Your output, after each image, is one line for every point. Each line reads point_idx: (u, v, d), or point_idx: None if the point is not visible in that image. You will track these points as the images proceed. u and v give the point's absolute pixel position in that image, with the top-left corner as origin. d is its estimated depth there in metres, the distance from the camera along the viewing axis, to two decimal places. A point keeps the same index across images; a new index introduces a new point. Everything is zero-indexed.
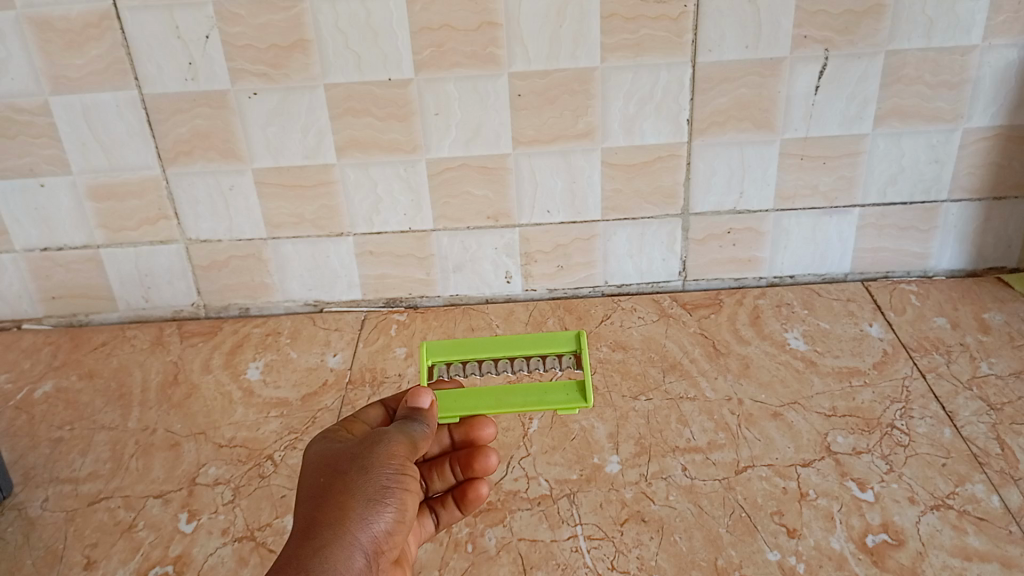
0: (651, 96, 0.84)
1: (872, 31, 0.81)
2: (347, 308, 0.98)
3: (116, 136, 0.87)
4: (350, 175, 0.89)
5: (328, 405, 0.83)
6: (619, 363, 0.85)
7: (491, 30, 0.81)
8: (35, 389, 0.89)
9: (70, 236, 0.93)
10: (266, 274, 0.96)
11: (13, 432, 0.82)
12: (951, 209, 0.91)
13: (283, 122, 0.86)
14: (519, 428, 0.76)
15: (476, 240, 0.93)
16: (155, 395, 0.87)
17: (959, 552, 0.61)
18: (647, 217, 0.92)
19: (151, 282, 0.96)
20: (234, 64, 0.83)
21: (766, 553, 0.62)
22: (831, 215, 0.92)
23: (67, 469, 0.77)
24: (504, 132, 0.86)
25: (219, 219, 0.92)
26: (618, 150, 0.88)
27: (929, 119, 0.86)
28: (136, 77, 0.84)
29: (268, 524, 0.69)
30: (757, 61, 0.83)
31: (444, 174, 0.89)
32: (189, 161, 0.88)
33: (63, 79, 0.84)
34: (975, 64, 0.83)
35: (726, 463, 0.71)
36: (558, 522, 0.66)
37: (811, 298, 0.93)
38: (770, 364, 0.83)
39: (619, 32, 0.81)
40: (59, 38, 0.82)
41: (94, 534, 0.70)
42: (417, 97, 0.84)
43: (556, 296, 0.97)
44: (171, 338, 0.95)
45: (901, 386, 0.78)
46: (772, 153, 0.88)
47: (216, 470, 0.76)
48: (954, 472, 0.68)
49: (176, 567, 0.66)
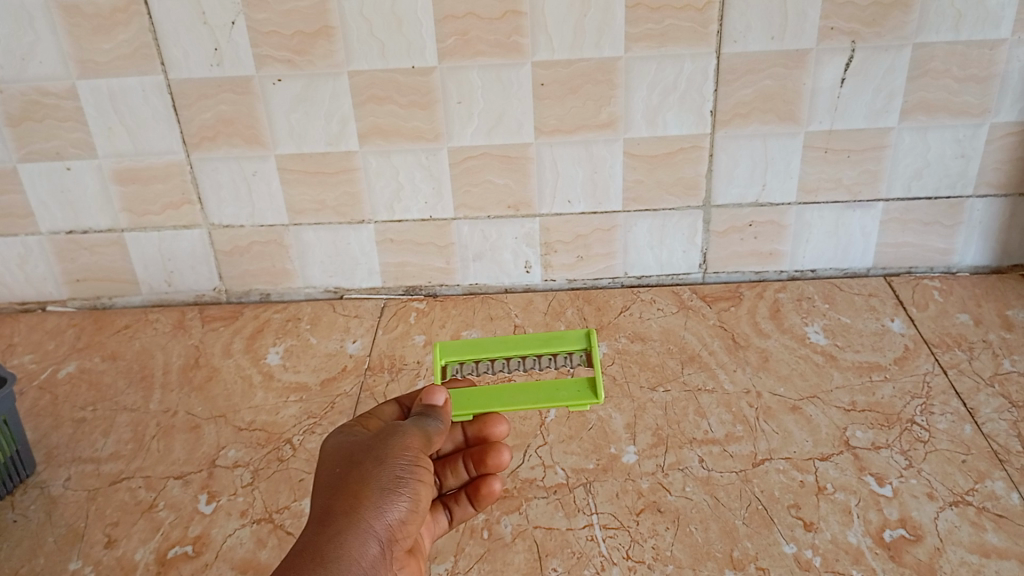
0: (675, 87, 0.84)
1: (899, 24, 0.80)
2: (366, 296, 0.99)
3: (142, 121, 0.88)
4: (372, 162, 0.89)
5: (346, 391, 0.84)
6: (638, 354, 0.85)
7: (515, 18, 0.81)
8: (59, 370, 0.91)
9: (95, 220, 0.95)
10: (288, 260, 0.97)
11: (37, 412, 0.84)
12: (977, 205, 0.90)
13: (306, 109, 0.86)
14: (537, 417, 0.77)
15: (496, 229, 0.93)
16: (177, 378, 0.88)
17: (977, 548, 0.61)
18: (668, 208, 0.91)
19: (174, 266, 0.98)
20: (259, 50, 0.83)
21: (782, 546, 0.62)
22: (855, 209, 0.91)
23: (89, 449, 0.79)
24: (526, 121, 0.86)
25: (242, 204, 0.93)
26: (641, 141, 0.87)
27: (956, 113, 0.85)
28: (163, 62, 0.85)
29: (286, 507, 0.70)
30: (782, 53, 0.82)
31: (466, 162, 0.89)
32: (214, 147, 0.89)
33: (89, 63, 0.85)
34: (1003, 59, 0.82)
35: (743, 455, 0.71)
36: (574, 510, 0.66)
37: (832, 293, 0.92)
38: (790, 358, 0.83)
39: (643, 21, 0.81)
40: (86, 22, 0.83)
41: (116, 513, 0.71)
42: (440, 85, 0.84)
43: (575, 287, 0.97)
44: (192, 323, 0.97)
45: (922, 382, 0.78)
46: (795, 146, 0.87)
47: (236, 453, 0.77)
48: (974, 469, 0.68)
49: (196, 547, 0.67)
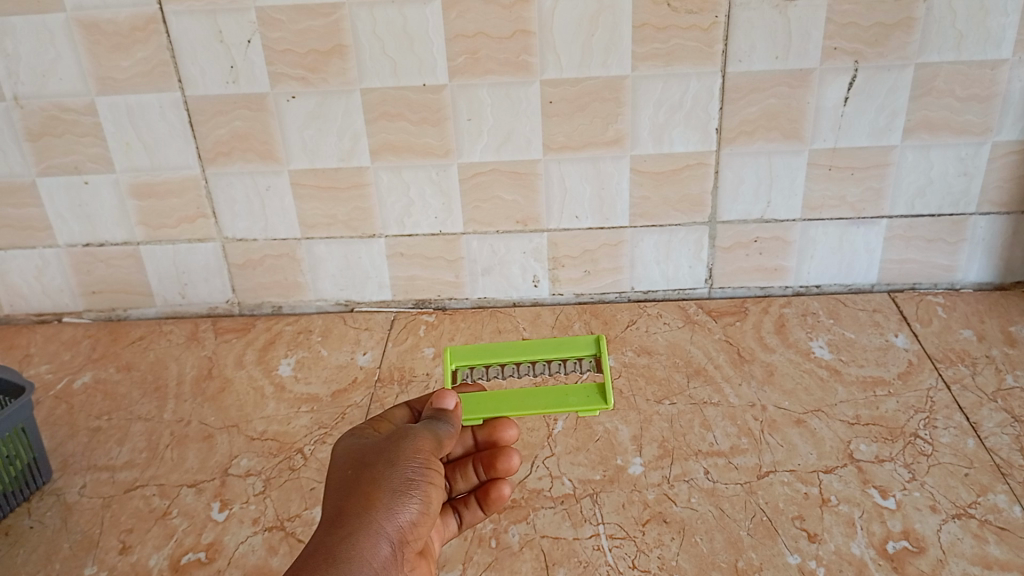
0: (681, 104, 0.86)
1: (902, 44, 0.82)
2: (376, 309, 1.00)
3: (158, 136, 0.90)
4: (384, 178, 0.91)
5: (357, 402, 0.85)
6: (644, 368, 0.86)
7: (525, 38, 0.83)
8: (75, 380, 0.92)
9: (111, 233, 0.97)
10: (300, 273, 0.98)
11: (53, 421, 0.85)
12: (980, 222, 0.91)
13: (319, 125, 0.88)
14: (545, 428, 0.78)
15: (504, 244, 0.95)
16: (190, 389, 0.89)
17: (979, 560, 0.61)
18: (675, 224, 0.93)
19: (188, 279, 0.99)
20: (274, 68, 0.86)
21: (786, 556, 0.63)
22: (858, 225, 0.92)
23: (104, 457, 0.80)
24: (535, 138, 0.88)
25: (256, 218, 0.95)
26: (647, 159, 0.89)
27: (958, 131, 0.86)
28: (180, 79, 0.87)
29: (297, 515, 0.71)
30: (787, 72, 0.84)
31: (475, 178, 0.91)
32: (228, 162, 0.91)
33: (109, 80, 0.87)
34: (1005, 78, 0.83)
35: (748, 467, 0.72)
36: (581, 520, 0.67)
37: (836, 308, 0.93)
38: (795, 372, 0.83)
39: (650, 41, 0.83)
40: (106, 40, 0.85)
41: (130, 520, 0.72)
42: (451, 102, 0.86)
43: (582, 300, 0.98)
44: (206, 334, 0.98)
45: (926, 396, 0.79)
46: (799, 163, 0.88)
47: (248, 462, 0.78)
48: (977, 482, 0.68)
49: (209, 553, 0.68)
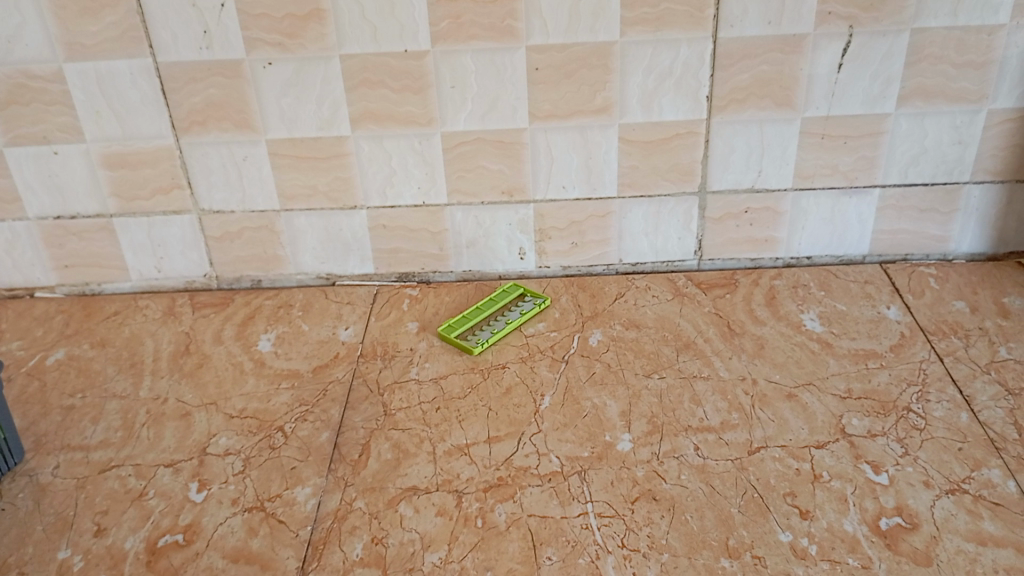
0: (670, 72, 0.83)
1: (898, 8, 0.79)
2: (359, 283, 0.98)
3: (130, 104, 0.87)
4: (364, 147, 0.88)
5: (339, 378, 0.83)
6: (633, 341, 0.84)
7: (509, 2, 0.79)
8: (47, 357, 0.89)
9: (83, 205, 0.93)
10: (279, 246, 0.96)
11: (25, 399, 0.83)
12: (973, 192, 0.90)
13: (297, 93, 0.85)
14: (532, 405, 0.76)
15: (490, 216, 0.92)
16: (167, 365, 0.87)
17: (973, 537, 0.61)
18: (664, 194, 0.90)
19: (164, 252, 0.96)
20: (250, 34, 0.82)
21: (778, 534, 0.62)
22: (851, 196, 0.90)
23: (78, 437, 0.78)
24: (520, 106, 0.85)
25: (233, 190, 0.92)
26: (636, 127, 0.86)
27: (953, 99, 0.84)
28: (151, 44, 0.83)
29: (278, 495, 0.69)
30: (780, 38, 0.81)
31: (459, 148, 0.88)
32: (203, 132, 0.88)
33: (76, 46, 0.83)
34: (1002, 44, 0.81)
35: (739, 443, 0.70)
36: (569, 498, 0.66)
37: (828, 280, 0.92)
38: (785, 345, 0.82)
39: (639, 5, 0.80)
40: (73, 3, 0.81)
41: (105, 501, 0.70)
42: (433, 69, 0.83)
43: (569, 273, 0.96)
44: (183, 309, 0.96)
45: (918, 369, 0.78)
46: (792, 131, 0.86)
47: (227, 441, 0.76)
48: (970, 456, 0.68)
49: (187, 536, 0.66)
